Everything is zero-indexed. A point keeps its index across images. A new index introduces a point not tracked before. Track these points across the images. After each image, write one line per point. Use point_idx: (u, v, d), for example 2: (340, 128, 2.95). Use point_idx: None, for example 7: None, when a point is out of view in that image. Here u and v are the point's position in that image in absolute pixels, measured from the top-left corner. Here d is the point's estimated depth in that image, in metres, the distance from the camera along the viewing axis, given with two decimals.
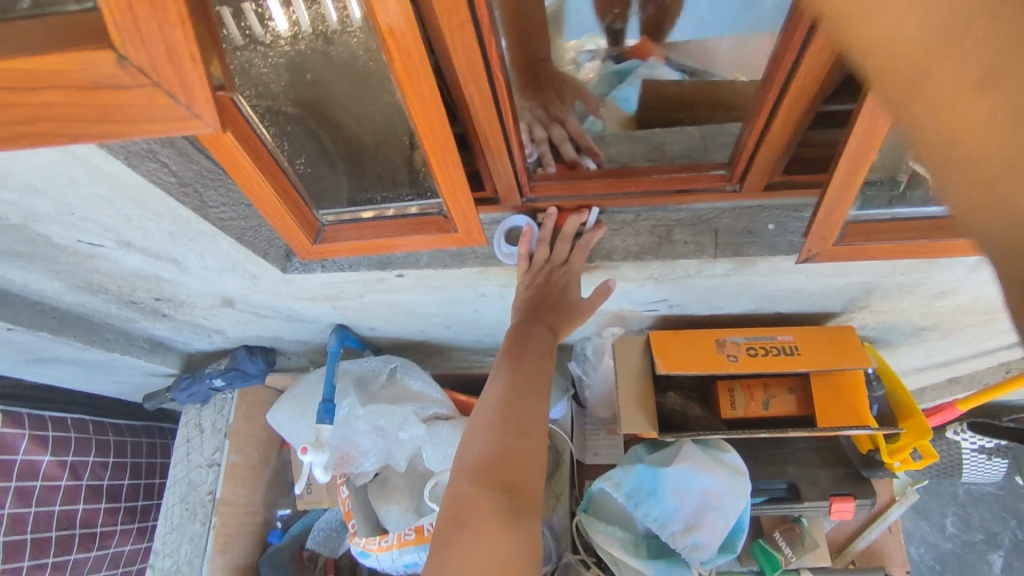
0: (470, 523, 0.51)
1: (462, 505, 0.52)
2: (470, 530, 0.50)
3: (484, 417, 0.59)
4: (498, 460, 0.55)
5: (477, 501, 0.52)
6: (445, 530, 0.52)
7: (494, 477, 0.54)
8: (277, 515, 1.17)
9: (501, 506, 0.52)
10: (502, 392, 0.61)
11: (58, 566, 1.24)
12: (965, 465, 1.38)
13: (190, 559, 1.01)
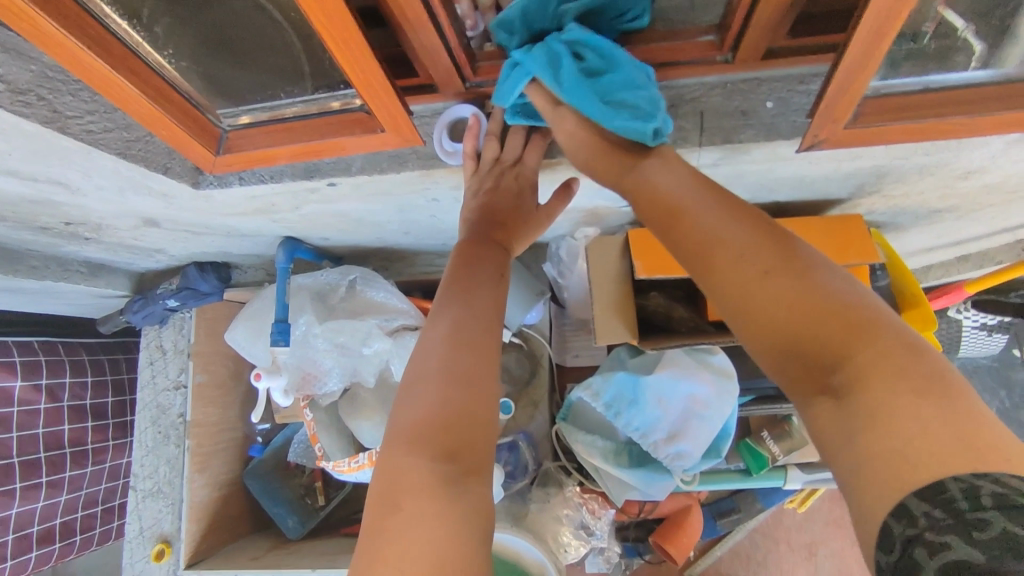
0: (405, 503, 0.42)
1: (397, 481, 0.44)
2: (405, 511, 0.42)
3: (422, 367, 0.49)
4: (439, 421, 0.46)
5: (414, 475, 0.44)
6: (378, 516, 0.43)
7: (433, 441, 0.45)
8: (257, 429, 1.16)
9: (441, 476, 0.43)
10: (444, 332, 0.51)
11: (54, 485, 1.24)
12: (963, 341, 1.34)
13: (170, 479, 1.01)
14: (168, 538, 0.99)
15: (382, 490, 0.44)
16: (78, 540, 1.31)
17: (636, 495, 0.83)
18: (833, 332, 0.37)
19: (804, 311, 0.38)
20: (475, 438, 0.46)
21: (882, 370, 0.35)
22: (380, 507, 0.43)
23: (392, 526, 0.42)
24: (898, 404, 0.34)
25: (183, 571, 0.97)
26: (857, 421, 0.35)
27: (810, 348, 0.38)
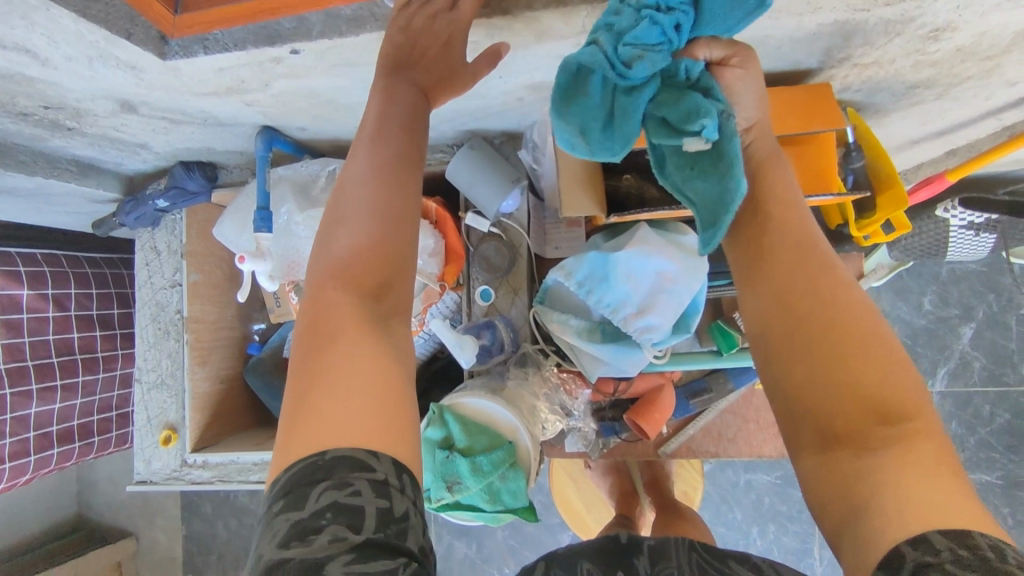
0: (339, 337, 0.47)
1: (330, 316, 0.48)
2: (339, 343, 0.47)
3: (349, 205, 0.51)
4: (372, 260, 0.50)
5: (346, 311, 0.48)
6: (315, 349, 0.48)
7: (367, 282, 0.49)
8: (253, 329, 1.21)
9: (371, 313, 0.49)
10: (372, 168, 0.52)
11: (68, 389, 1.31)
12: (950, 242, 1.35)
13: (172, 372, 1.06)
14: (173, 425, 1.05)
15: (313, 320, 0.49)
16: (97, 441, 1.40)
17: (608, 371, 0.87)
18: (877, 401, 0.44)
19: (854, 365, 0.45)
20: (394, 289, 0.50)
21: (915, 448, 0.42)
22: (303, 346, 0.49)
23: (314, 363, 0.47)
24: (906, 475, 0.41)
25: (190, 454, 1.04)
26: (870, 479, 0.42)
27: (854, 399, 0.44)
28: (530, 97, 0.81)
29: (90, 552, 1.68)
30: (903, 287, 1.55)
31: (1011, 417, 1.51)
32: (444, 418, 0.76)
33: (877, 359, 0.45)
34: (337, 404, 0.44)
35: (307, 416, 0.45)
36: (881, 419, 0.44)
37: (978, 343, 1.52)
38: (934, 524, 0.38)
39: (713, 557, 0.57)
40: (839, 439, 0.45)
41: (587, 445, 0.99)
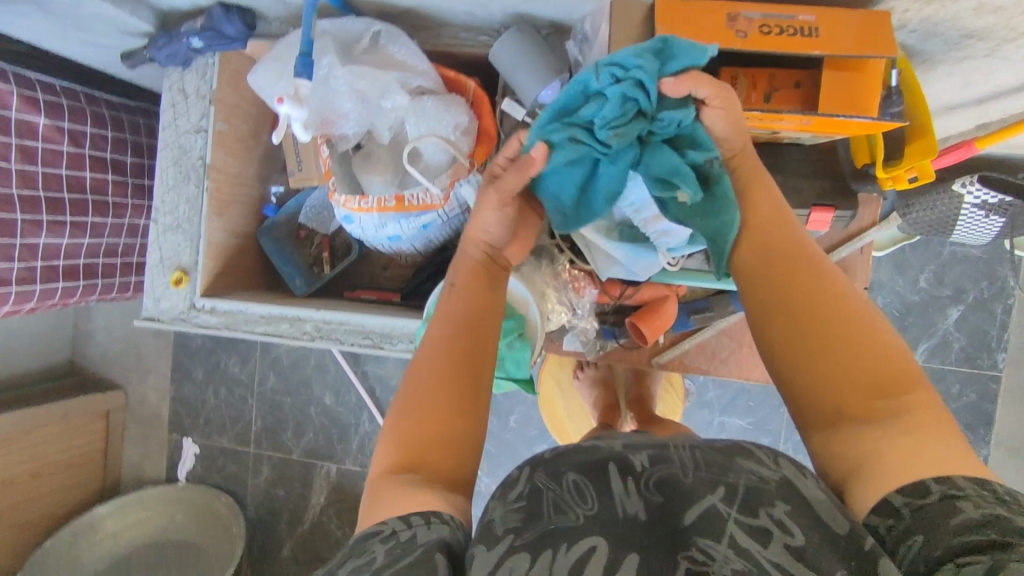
0: (388, 484, 0.61)
1: (381, 483, 0.62)
2: (390, 492, 0.60)
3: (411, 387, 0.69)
4: (421, 411, 0.66)
5: (396, 476, 0.62)
6: (377, 490, 0.61)
7: (412, 454, 0.64)
8: (271, 192, 1.24)
9: (413, 476, 0.62)
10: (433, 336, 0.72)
11: (77, 226, 1.32)
12: (960, 219, 1.37)
13: (189, 217, 1.07)
14: (185, 269, 1.07)
15: (376, 485, 0.62)
16: (100, 283, 1.42)
17: (619, 270, 0.92)
18: (877, 376, 0.57)
19: (857, 356, 0.58)
20: (478, 371, 0.70)
21: (904, 411, 0.55)
22: (399, 424, 0.66)
23: (408, 437, 0.65)
24: (904, 442, 0.53)
25: (199, 299, 1.06)
26: (876, 447, 0.54)
27: (859, 385, 0.57)
28: None
29: (81, 396, 1.73)
30: (903, 261, 1.58)
31: (976, 399, 1.58)
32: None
33: (868, 343, 0.59)
34: (388, 503, 0.59)
35: (405, 478, 0.61)
36: (878, 393, 0.57)
37: (963, 324, 1.57)
38: (926, 473, 0.51)
39: (716, 451, 0.61)
40: (848, 414, 0.57)
41: (586, 344, 1.03)
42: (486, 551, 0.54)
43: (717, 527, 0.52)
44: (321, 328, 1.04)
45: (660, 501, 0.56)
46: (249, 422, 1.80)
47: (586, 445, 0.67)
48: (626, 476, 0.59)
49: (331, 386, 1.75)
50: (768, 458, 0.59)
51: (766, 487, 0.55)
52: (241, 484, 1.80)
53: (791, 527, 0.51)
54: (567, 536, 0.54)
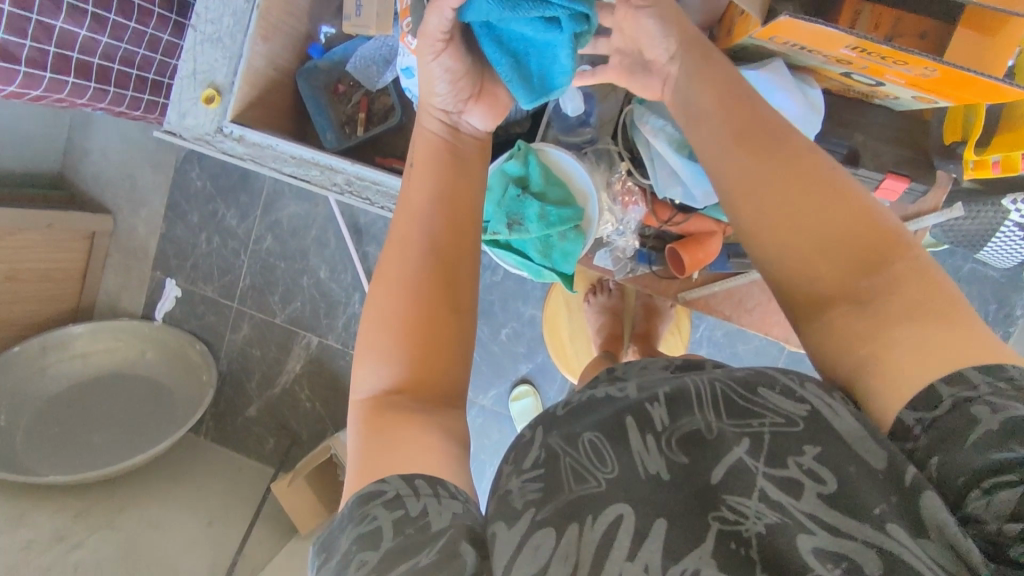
0: (393, 422, 0.56)
1: (384, 414, 0.57)
2: (396, 429, 0.56)
3: (396, 300, 0.61)
4: (421, 338, 0.60)
5: (397, 406, 0.58)
6: (379, 423, 0.57)
7: (415, 380, 0.59)
8: (321, 31, 1.15)
9: (422, 410, 0.58)
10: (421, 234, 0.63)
11: (99, 22, 1.19)
12: (996, 237, 1.32)
13: (231, 33, 0.98)
14: (219, 88, 0.99)
15: (375, 417, 0.58)
16: (112, 93, 1.29)
17: (677, 193, 0.87)
18: (865, 249, 0.52)
19: (840, 243, 0.53)
20: (460, 275, 0.63)
21: (899, 292, 0.50)
22: (381, 352, 0.60)
23: (395, 363, 0.60)
24: (899, 328, 0.49)
25: (228, 123, 0.99)
26: (879, 343, 0.49)
27: (847, 272, 0.53)
28: None
29: (67, 211, 1.65)
30: None
31: None
32: (526, 158, 0.81)
33: (852, 221, 0.53)
34: (402, 445, 0.55)
35: (399, 418, 0.57)
36: (871, 277, 0.52)
37: None
38: (937, 374, 0.46)
39: (738, 384, 0.50)
40: (836, 299, 0.53)
41: (617, 263, 0.99)
42: (508, 529, 0.47)
43: (747, 486, 0.46)
44: (352, 183, 1.01)
45: (685, 462, 0.48)
46: (236, 278, 1.74)
47: (601, 397, 0.57)
48: (645, 433, 0.50)
49: (327, 261, 1.68)
50: (794, 384, 0.49)
51: (795, 430, 0.46)
52: (218, 336, 1.76)
53: (823, 474, 0.45)
54: (591, 507, 0.47)
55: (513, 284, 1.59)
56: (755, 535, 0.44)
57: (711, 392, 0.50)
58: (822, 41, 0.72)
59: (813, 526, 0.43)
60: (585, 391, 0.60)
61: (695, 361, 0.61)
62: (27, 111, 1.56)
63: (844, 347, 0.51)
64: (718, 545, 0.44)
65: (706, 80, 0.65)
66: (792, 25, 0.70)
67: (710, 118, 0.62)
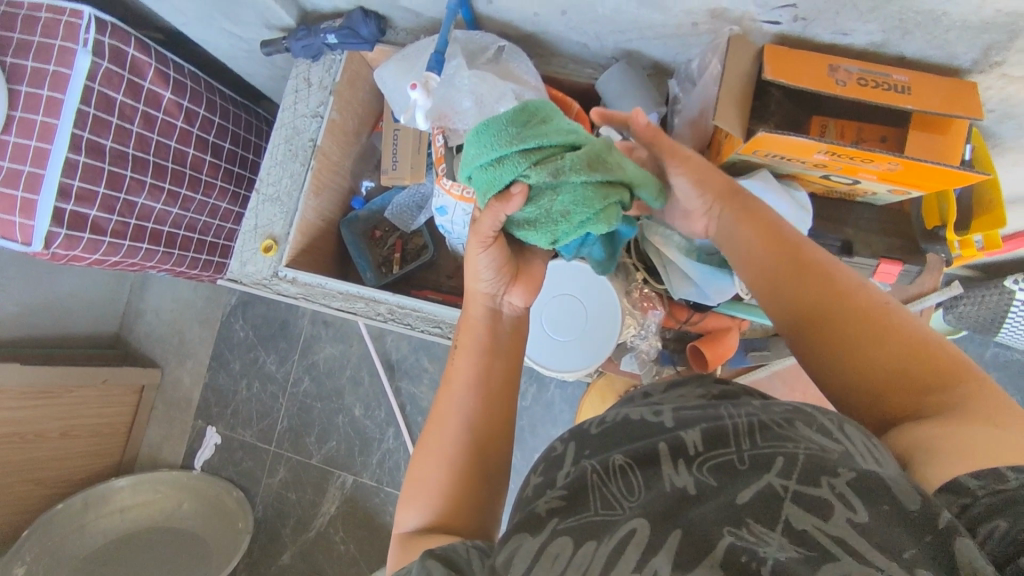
0: (429, 535, 0.60)
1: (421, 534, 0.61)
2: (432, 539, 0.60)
3: (439, 441, 0.68)
4: (458, 467, 0.66)
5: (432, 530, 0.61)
6: (418, 539, 0.61)
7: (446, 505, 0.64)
8: (362, 184, 1.31)
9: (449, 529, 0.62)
10: (472, 370, 0.71)
11: (171, 196, 1.39)
12: (1008, 317, 1.35)
13: (289, 192, 1.14)
14: (275, 238, 1.13)
15: (410, 539, 0.61)
16: (176, 254, 1.47)
17: (692, 292, 0.95)
18: (929, 371, 0.54)
19: (897, 363, 0.55)
20: (496, 433, 0.69)
21: (963, 405, 0.50)
22: (420, 495, 0.64)
23: (436, 503, 0.64)
24: (968, 428, 0.48)
25: (283, 268, 1.11)
26: (941, 430, 0.49)
27: (909, 392, 0.54)
28: (704, 25, 0.88)
29: (120, 367, 1.76)
30: None
31: None
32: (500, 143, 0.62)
33: (909, 347, 0.55)
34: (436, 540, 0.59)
35: (430, 537, 0.60)
36: (933, 395, 0.52)
37: None
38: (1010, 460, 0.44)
39: (776, 418, 0.51)
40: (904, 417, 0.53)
41: (643, 366, 1.04)
42: (531, 538, 0.49)
43: (774, 509, 0.45)
44: (394, 311, 1.10)
45: (714, 484, 0.49)
46: (275, 421, 1.79)
47: (635, 419, 0.59)
48: (678, 459, 0.52)
49: (361, 398, 1.73)
50: (833, 424, 0.50)
51: (830, 457, 0.47)
52: (254, 483, 1.77)
53: (855, 502, 0.44)
54: (608, 528, 0.48)
55: (543, 407, 1.61)
56: (772, 558, 0.42)
57: (746, 422, 0.52)
58: (798, 150, 0.84)
59: (839, 550, 0.42)
60: (615, 410, 0.64)
61: (734, 390, 0.63)
62: (95, 279, 1.74)
63: (909, 448, 0.49)
64: (728, 557, 0.43)
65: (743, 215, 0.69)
66: (771, 139, 0.83)
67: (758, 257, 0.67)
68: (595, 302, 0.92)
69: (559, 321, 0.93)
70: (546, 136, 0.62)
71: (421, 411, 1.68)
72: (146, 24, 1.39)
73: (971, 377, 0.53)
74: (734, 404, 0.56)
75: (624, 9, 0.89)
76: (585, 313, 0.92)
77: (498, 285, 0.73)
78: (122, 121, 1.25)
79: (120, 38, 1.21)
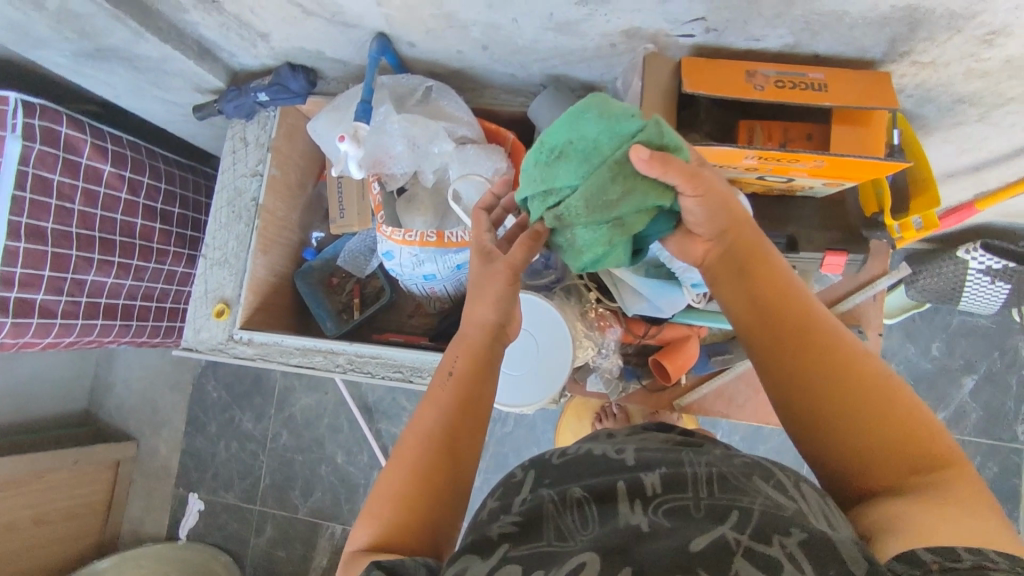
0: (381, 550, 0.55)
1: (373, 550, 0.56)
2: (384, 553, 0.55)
3: (402, 452, 0.63)
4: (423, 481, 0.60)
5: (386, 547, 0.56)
6: (371, 551, 0.55)
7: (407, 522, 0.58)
8: (311, 236, 1.30)
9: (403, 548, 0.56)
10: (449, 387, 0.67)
11: (123, 268, 1.37)
12: (965, 286, 1.37)
13: (237, 253, 1.13)
14: (228, 301, 1.11)
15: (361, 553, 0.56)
16: (135, 325, 1.45)
17: (644, 307, 0.95)
18: (908, 452, 0.52)
19: (895, 432, 0.53)
20: (466, 457, 0.64)
21: (934, 491, 0.49)
22: (377, 508, 0.59)
23: (389, 516, 0.58)
24: (935, 514, 0.47)
25: (238, 330, 1.10)
26: (901, 510, 0.48)
27: (883, 465, 0.52)
28: (622, 45, 0.89)
29: (92, 445, 1.72)
30: (913, 330, 1.55)
31: (998, 472, 1.49)
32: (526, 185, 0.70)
33: (910, 419, 0.53)
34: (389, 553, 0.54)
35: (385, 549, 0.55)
36: (906, 474, 0.52)
37: (977, 395, 1.51)
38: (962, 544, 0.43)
39: (736, 471, 0.52)
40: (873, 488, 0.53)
41: (609, 384, 1.04)
42: (481, 564, 0.49)
43: (724, 561, 0.44)
44: (353, 360, 1.08)
45: (668, 526, 0.48)
46: (257, 480, 1.75)
47: (597, 454, 0.58)
48: (635, 500, 0.51)
49: (342, 445, 1.70)
50: (789, 482, 0.51)
51: (783, 514, 0.46)
52: (242, 545, 1.73)
53: (805, 564, 0.42)
54: (558, 560, 0.48)
55: (525, 431, 1.60)
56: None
57: (706, 471, 0.52)
58: (728, 157, 0.85)
59: None
60: (581, 443, 0.63)
61: (696, 440, 0.63)
62: (56, 358, 1.70)
63: (874, 523, 0.49)
64: None
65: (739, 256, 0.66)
66: (699, 150, 0.84)
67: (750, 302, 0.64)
68: (548, 331, 0.91)
69: (513, 356, 0.92)
70: (556, 179, 0.66)
71: None
72: (78, 99, 1.37)
73: (951, 465, 0.51)
74: (695, 450, 0.56)
75: (542, 38, 0.90)
76: (537, 353, 0.91)
77: (499, 313, 0.72)
78: (62, 200, 1.23)
79: (51, 118, 1.20)
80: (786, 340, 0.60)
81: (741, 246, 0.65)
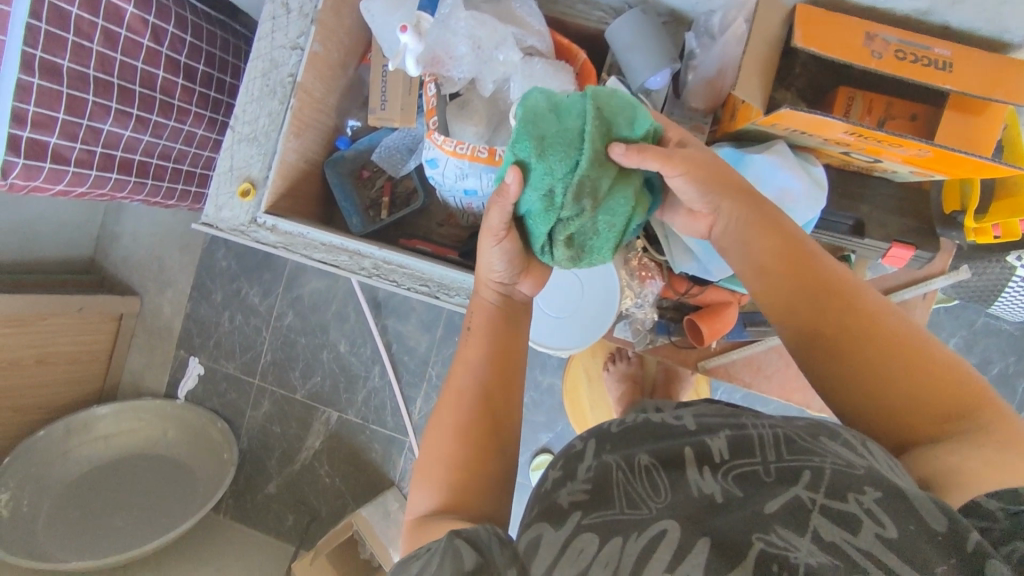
0: (436, 520, 0.56)
1: (430, 520, 0.56)
2: (439, 521, 0.55)
3: (449, 414, 0.63)
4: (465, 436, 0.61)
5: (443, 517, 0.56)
6: (426, 524, 0.56)
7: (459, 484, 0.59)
8: (347, 124, 1.24)
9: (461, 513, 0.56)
10: (483, 342, 0.67)
11: (141, 122, 1.29)
12: (1005, 290, 1.33)
13: (267, 132, 1.05)
14: (253, 181, 1.05)
15: (421, 526, 0.57)
16: (149, 185, 1.39)
17: (692, 267, 0.92)
18: (948, 392, 0.50)
19: (924, 379, 0.51)
20: (502, 408, 0.64)
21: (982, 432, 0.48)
22: (432, 477, 0.60)
23: (445, 481, 0.59)
24: (981, 457, 0.46)
25: (262, 215, 1.05)
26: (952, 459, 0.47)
27: (928, 412, 0.50)
28: None
29: (96, 294, 1.71)
30: (935, 321, 1.53)
31: None
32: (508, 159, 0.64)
33: (936, 368, 0.51)
34: (443, 524, 0.54)
35: (441, 519, 0.55)
36: (949, 419, 0.50)
37: None
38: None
39: (801, 432, 0.49)
40: (915, 438, 0.50)
41: (637, 334, 1.03)
42: (554, 532, 0.47)
43: (802, 519, 0.42)
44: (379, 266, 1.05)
45: (740, 493, 0.46)
46: (258, 354, 1.77)
47: (656, 423, 0.59)
48: (703, 465, 0.50)
49: (347, 334, 1.71)
50: (857, 440, 0.47)
51: (856, 472, 0.44)
52: (238, 413, 1.78)
53: (885, 520, 0.40)
54: (638, 527, 0.46)
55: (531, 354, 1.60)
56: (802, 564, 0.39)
57: (772, 433, 0.50)
58: (820, 127, 0.77)
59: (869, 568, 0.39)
60: (635, 414, 0.62)
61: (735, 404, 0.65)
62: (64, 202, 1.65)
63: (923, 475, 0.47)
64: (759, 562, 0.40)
65: (763, 228, 0.61)
66: (793, 115, 0.76)
67: (773, 273, 0.59)
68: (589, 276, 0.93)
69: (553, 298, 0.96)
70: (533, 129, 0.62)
71: (407, 351, 1.66)
72: None
73: (988, 402, 0.50)
74: (757, 413, 0.55)
75: None
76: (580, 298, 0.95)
77: (511, 271, 0.69)
78: (80, 38, 1.13)
79: None
80: (798, 292, 0.58)
81: (755, 215, 0.61)
